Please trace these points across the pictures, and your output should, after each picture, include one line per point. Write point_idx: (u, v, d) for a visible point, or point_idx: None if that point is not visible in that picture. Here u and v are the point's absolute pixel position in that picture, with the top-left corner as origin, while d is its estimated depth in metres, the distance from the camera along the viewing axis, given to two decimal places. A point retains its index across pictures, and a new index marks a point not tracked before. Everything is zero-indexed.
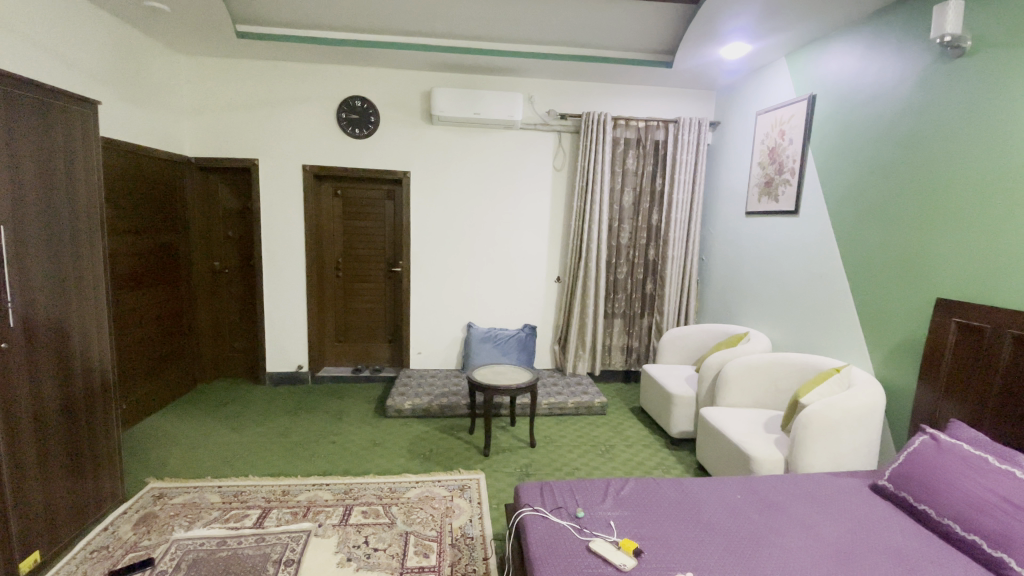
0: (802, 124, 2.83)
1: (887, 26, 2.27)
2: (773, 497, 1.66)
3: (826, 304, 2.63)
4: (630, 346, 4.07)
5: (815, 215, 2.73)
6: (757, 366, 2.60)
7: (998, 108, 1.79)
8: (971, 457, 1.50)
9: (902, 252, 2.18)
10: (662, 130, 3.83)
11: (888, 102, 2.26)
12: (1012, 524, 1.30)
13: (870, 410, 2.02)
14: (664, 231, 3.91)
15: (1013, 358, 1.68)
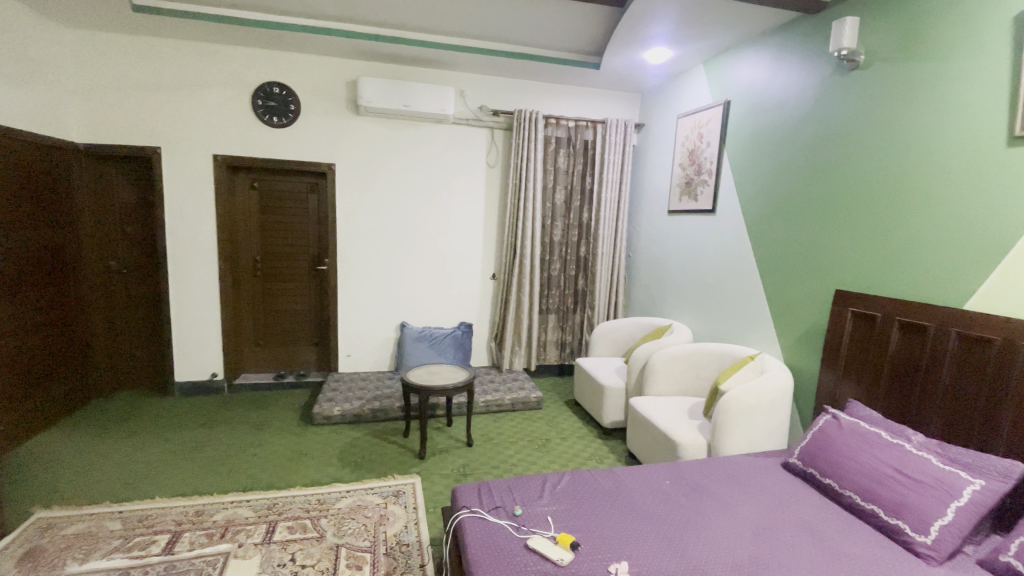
0: (718, 128, 3.00)
1: (792, 38, 2.46)
2: (698, 481, 1.74)
3: (742, 297, 2.81)
4: (564, 340, 4.14)
5: (730, 213, 2.90)
6: (681, 356, 2.73)
7: (885, 118, 1.98)
8: (869, 434, 1.66)
9: (806, 247, 2.38)
10: (591, 130, 3.92)
11: (793, 110, 2.45)
12: (904, 493, 1.45)
13: (780, 393, 2.17)
14: (595, 228, 4.00)
15: (898, 342, 1.87)
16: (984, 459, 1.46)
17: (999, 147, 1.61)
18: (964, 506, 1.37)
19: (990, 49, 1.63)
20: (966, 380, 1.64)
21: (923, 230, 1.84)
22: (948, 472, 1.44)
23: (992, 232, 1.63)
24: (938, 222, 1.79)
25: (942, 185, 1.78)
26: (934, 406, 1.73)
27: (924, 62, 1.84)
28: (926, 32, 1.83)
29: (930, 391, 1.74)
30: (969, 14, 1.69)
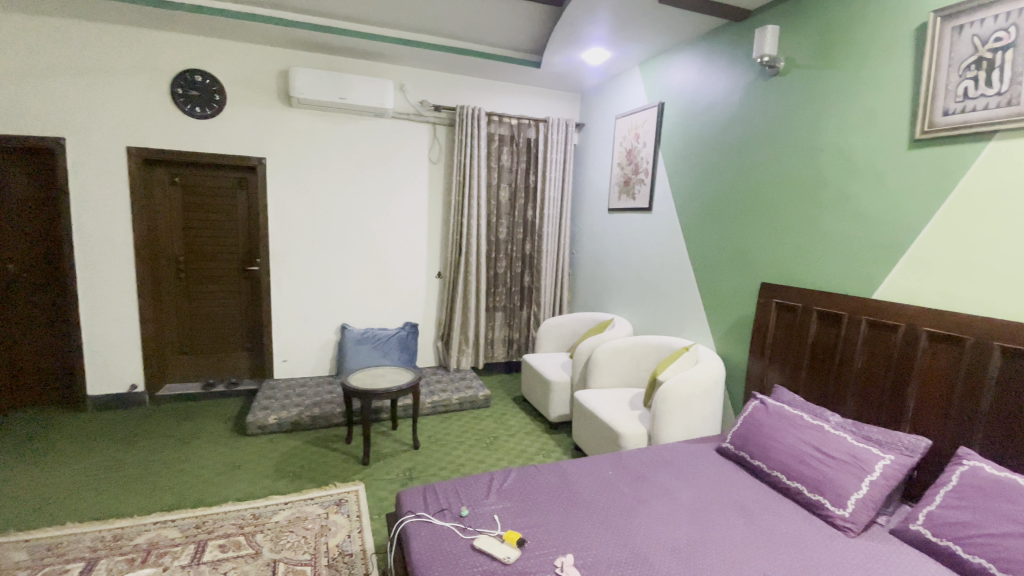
0: (654, 128, 3.10)
1: (719, 44, 2.58)
2: (640, 469, 1.79)
3: (678, 291, 2.93)
4: (511, 338, 4.15)
5: (666, 211, 3.02)
6: (623, 349, 2.81)
7: (802, 122, 2.13)
8: (793, 416, 1.77)
9: (734, 243, 2.51)
10: (533, 128, 3.94)
11: (721, 112, 2.57)
12: (824, 470, 1.56)
13: (713, 380, 2.28)
14: (539, 226, 4.03)
15: (817, 330, 2.02)
16: (891, 435, 1.60)
17: (899, 149, 1.77)
18: (875, 478, 1.49)
19: (891, 59, 1.79)
20: (875, 363, 1.79)
21: (836, 226, 1.99)
22: (861, 449, 1.57)
23: (895, 226, 1.78)
24: (849, 218, 1.95)
25: (852, 184, 1.93)
26: (847, 388, 1.88)
27: (835, 70, 1.99)
28: (836, 42, 1.98)
29: (844, 375, 1.89)
30: (872, 27, 1.85)
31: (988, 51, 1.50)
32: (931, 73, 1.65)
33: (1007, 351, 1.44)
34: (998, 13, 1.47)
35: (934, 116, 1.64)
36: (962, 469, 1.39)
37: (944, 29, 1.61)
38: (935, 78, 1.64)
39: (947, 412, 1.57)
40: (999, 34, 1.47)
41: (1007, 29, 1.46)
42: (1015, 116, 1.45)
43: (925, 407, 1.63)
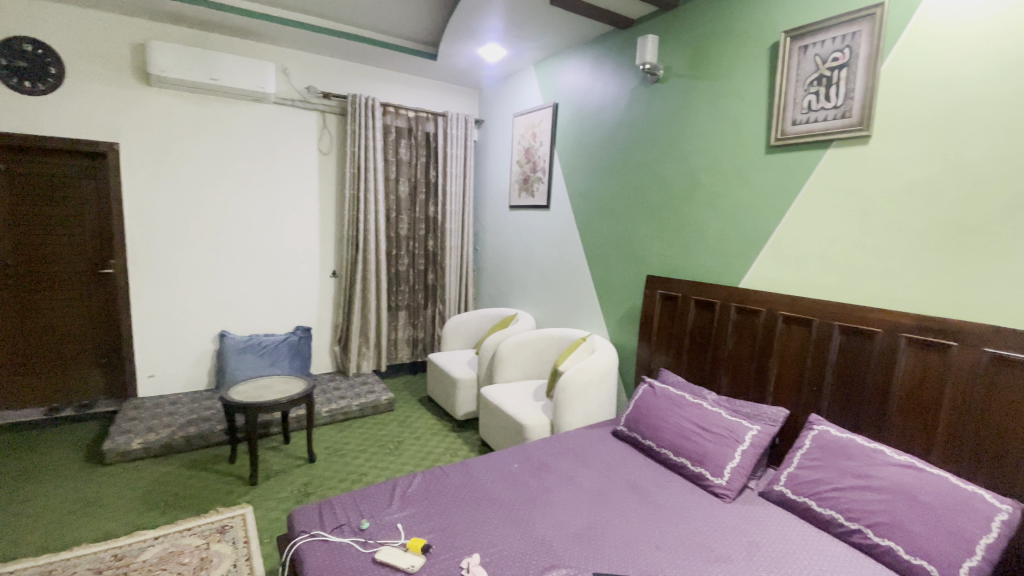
0: (550, 127, 3.18)
1: (607, 50, 2.71)
2: (543, 460, 1.82)
3: (575, 284, 3.04)
4: (415, 337, 4.04)
5: (563, 207, 3.12)
6: (526, 343, 2.85)
7: (680, 126, 2.31)
8: (677, 396, 1.93)
9: (624, 238, 2.66)
10: (432, 122, 3.85)
11: (610, 115, 2.71)
12: (705, 444, 1.71)
13: (608, 368, 2.40)
14: (441, 222, 3.96)
15: (695, 317, 2.21)
16: (757, 408, 1.81)
17: (760, 153, 1.98)
18: (746, 447, 1.67)
19: (752, 73, 2.00)
20: (743, 344, 2.00)
21: (710, 222, 2.19)
22: (734, 422, 1.75)
23: (758, 222, 2.00)
24: (721, 214, 2.15)
25: (723, 184, 2.13)
26: (721, 368, 2.08)
27: (708, 79, 2.18)
28: (707, 54, 2.17)
29: (718, 356, 2.09)
30: (736, 43, 2.05)
31: (827, 69, 1.73)
32: (785, 86, 1.86)
33: (844, 329, 1.69)
34: (835, 36, 1.70)
35: (788, 124, 1.86)
36: (814, 433, 1.61)
37: (794, 47, 1.82)
38: (788, 91, 1.86)
39: (800, 384, 1.81)
40: (836, 54, 1.70)
41: (842, 50, 1.69)
42: (848, 127, 1.69)
43: (783, 380, 1.86)
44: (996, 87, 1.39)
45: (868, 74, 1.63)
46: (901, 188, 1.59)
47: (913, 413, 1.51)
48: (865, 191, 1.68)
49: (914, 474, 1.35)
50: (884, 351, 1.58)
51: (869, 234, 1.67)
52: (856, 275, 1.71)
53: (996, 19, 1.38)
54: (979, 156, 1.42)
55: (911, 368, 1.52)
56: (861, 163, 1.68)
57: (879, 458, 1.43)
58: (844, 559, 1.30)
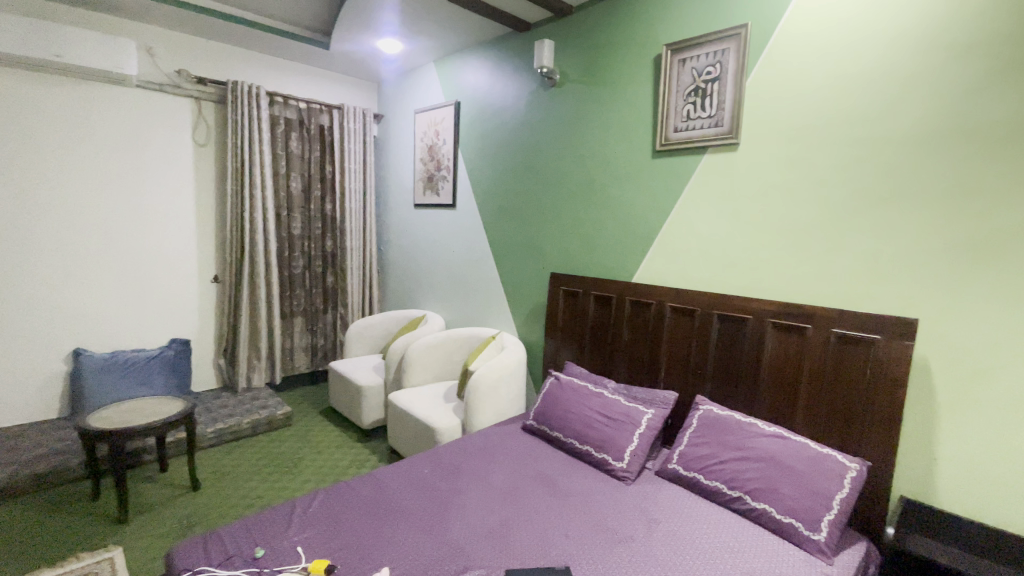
0: (452, 126, 3.15)
1: (506, 51, 2.75)
2: (454, 461, 1.80)
3: (483, 283, 3.04)
4: (314, 345, 3.78)
5: (468, 206, 3.10)
6: (435, 344, 2.80)
7: (578, 129, 2.40)
8: (580, 388, 2.01)
9: (529, 236, 2.71)
10: (326, 115, 3.63)
11: (512, 115, 2.75)
12: (607, 431, 1.80)
13: (517, 365, 2.44)
14: (340, 222, 3.75)
15: (595, 311, 2.32)
16: (652, 393, 1.94)
17: (647, 157, 2.13)
18: (643, 430, 1.78)
19: (639, 81, 2.13)
20: (638, 335, 2.13)
21: (607, 220, 2.31)
22: (632, 407, 1.86)
23: (648, 221, 2.15)
24: (615, 214, 2.28)
25: (617, 185, 2.26)
26: (620, 359, 2.20)
27: (600, 86, 2.29)
28: (599, 61, 2.28)
29: (617, 347, 2.22)
30: (624, 53, 2.18)
31: (702, 81, 1.90)
32: (667, 95, 2.02)
33: (722, 317, 1.87)
34: (708, 52, 1.88)
35: (670, 130, 2.02)
36: (700, 413, 1.76)
37: (674, 60, 1.98)
38: (670, 100, 2.02)
39: (687, 369, 1.97)
40: (709, 68, 1.88)
41: (714, 65, 1.86)
42: (720, 135, 1.87)
43: (674, 366, 2.01)
44: (836, 104, 1.62)
45: (736, 88, 1.82)
46: (772, 187, 1.78)
47: (779, 388, 1.72)
48: (737, 193, 1.87)
49: (782, 442, 1.53)
50: (755, 335, 1.78)
51: (741, 232, 1.87)
52: (743, 268, 1.87)
53: (833, 46, 1.61)
54: (825, 163, 1.65)
55: (776, 349, 1.73)
56: (733, 168, 1.87)
57: (753, 430, 1.60)
58: (730, 525, 1.44)
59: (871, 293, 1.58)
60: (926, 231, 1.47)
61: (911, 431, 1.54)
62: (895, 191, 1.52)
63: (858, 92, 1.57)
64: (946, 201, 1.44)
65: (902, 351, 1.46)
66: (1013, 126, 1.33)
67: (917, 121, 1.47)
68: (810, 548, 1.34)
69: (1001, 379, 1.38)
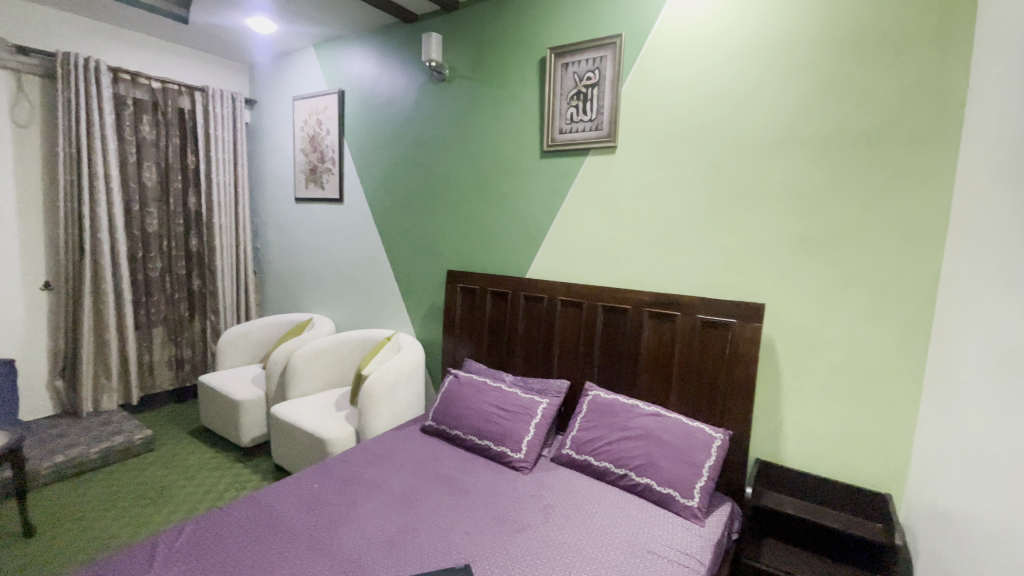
0: (336, 116, 2.97)
1: (392, 41, 2.65)
2: (347, 472, 1.71)
3: (375, 283, 2.93)
4: (179, 357, 3.35)
5: (357, 202, 2.96)
6: (324, 350, 2.63)
7: (468, 126, 2.40)
8: (478, 384, 2.02)
9: (423, 233, 2.66)
10: (187, 97, 3.22)
11: (400, 108, 2.66)
12: (504, 424, 1.83)
13: (414, 366, 2.38)
14: (208, 218, 3.35)
15: (491, 307, 2.35)
16: (546, 383, 2.02)
17: (536, 156, 2.20)
18: (538, 421, 1.85)
19: (525, 82, 2.19)
20: (532, 328, 2.20)
21: (500, 218, 2.35)
22: (527, 399, 1.92)
23: (538, 218, 2.23)
24: (507, 211, 2.32)
25: (508, 183, 2.30)
26: (516, 353, 2.25)
27: (489, 84, 2.31)
28: (487, 59, 2.30)
29: (512, 342, 2.26)
30: (511, 53, 2.22)
31: (583, 86, 2.01)
32: (551, 97, 2.09)
33: (606, 307, 2.00)
34: (587, 58, 1.98)
35: (556, 132, 2.10)
36: (590, 398, 1.87)
37: (557, 63, 2.06)
38: (554, 102, 2.09)
39: (577, 359, 2.07)
40: (589, 74, 1.98)
41: (593, 71, 1.98)
42: (601, 138, 1.99)
43: (565, 356, 2.10)
44: (698, 114, 1.80)
45: (613, 94, 1.94)
46: (647, 187, 1.93)
47: (657, 372, 1.88)
48: (618, 192, 2.00)
49: (660, 420, 1.68)
50: (635, 324, 1.93)
51: (622, 228, 2.01)
52: (625, 263, 2.02)
53: (693, 61, 1.79)
54: (691, 166, 1.83)
55: (653, 336, 1.89)
56: (613, 169, 2.00)
57: (636, 411, 1.74)
58: (618, 501, 1.55)
59: (730, 283, 1.80)
60: (770, 228, 1.71)
61: (762, 401, 1.78)
62: (746, 192, 1.74)
63: (714, 104, 1.76)
64: (784, 202, 1.68)
65: (753, 332, 1.68)
66: (831, 140, 1.59)
67: (762, 132, 1.69)
68: (686, 513, 1.49)
69: (826, 352, 1.65)
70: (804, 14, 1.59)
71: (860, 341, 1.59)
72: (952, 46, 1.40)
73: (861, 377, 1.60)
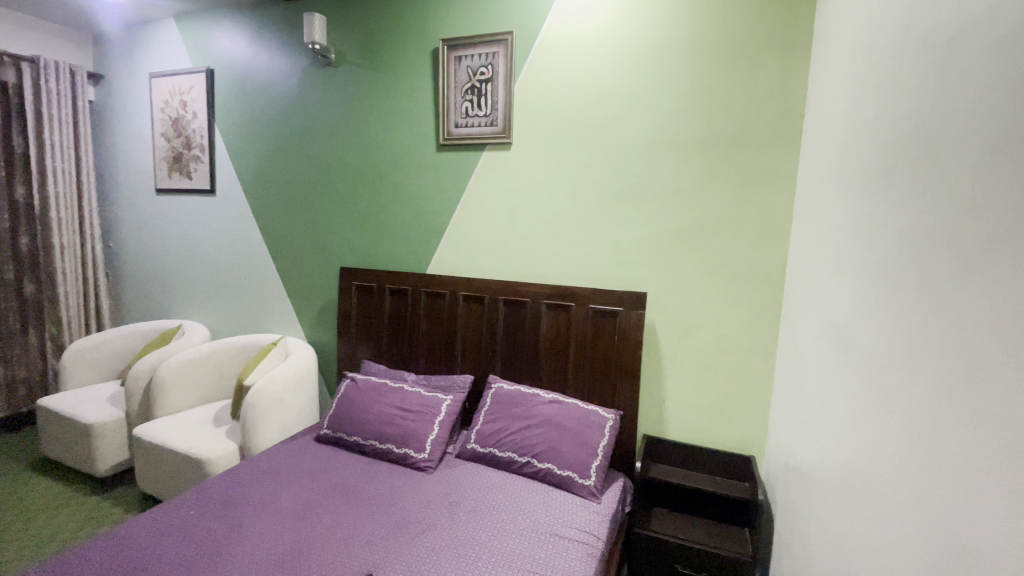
0: (204, 98, 2.65)
1: (269, 19, 2.43)
2: (231, 492, 1.55)
3: (258, 283, 2.69)
4: (8, 378, 2.80)
5: (233, 195, 2.68)
6: (196, 360, 2.36)
7: (358, 116, 2.29)
8: (377, 385, 1.95)
9: (312, 229, 2.50)
10: (12, 69, 2.67)
11: (281, 93, 2.46)
12: (406, 425, 1.79)
13: (306, 371, 2.23)
14: (41, 212, 2.82)
15: (389, 305, 2.27)
16: (449, 379, 2.01)
17: (432, 150, 2.16)
18: (441, 418, 1.83)
19: (418, 73, 2.13)
20: (433, 325, 2.17)
21: (396, 213, 2.28)
22: (430, 397, 1.89)
23: (436, 213, 2.19)
24: (404, 206, 2.26)
25: (403, 177, 2.24)
26: (417, 351, 2.21)
27: (380, 72, 2.21)
28: (376, 46, 2.20)
29: (413, 340, 2.22)
30: (402, 41, 2.14)
31: (477, 81, 2.01)
32: (445, 90, 2.06)
33: (506, 301, 2.03)
34: (480, 53, 1.98)
35: (451, 125, 2.08)
36: (492, 391, 1.90)
37: (450, 56, 2.03)
38: (448, 95, 2.07)
39: (479, 353, 2.09)
40: (482, 69, 1.99)
41: (486, 66, 1.98)
42: (495, 134, 2.01)
43: (467, 351, 2.11)
44: (585, 114, 1.89)
45: (506, 90, 1.96)
46: (541, 184, 1.99)
47: (555, 362, 1.96)
48: (513, 188, 2.04)
49: (559, 407, 1.76)
50: (533, 316, 1.99)
51: (519, 223, 2.05)
52: (523, 257, 2.06)
53: (580, 63, 1.87)
54: (581, 164, 1.92)
55: (550, 327, 1.96)
56: (508, 165, 2.03)
57: (536, 401, 1.80)
58: (522, 489, 1.59)
59: (618, 274, 1.92)
60: (651, 222, 1.85)
61: (648, 382, 1.93)
62: (630, 190, 1.86)
63: (600, 105, 1.86)
64: (663, 198, 1.82)
65: (639, 319, 1.82)
66: (700, 143, 1.75)
67: (642, 133, 1.82)
68: (584, 492, 1.58)
69: (700, 334, 1.83)
70: (675, 26, 1.73)
71: (726, 323, 1.79)
72: (792, 64, 1.62)
73: (728, 355, 1.80)
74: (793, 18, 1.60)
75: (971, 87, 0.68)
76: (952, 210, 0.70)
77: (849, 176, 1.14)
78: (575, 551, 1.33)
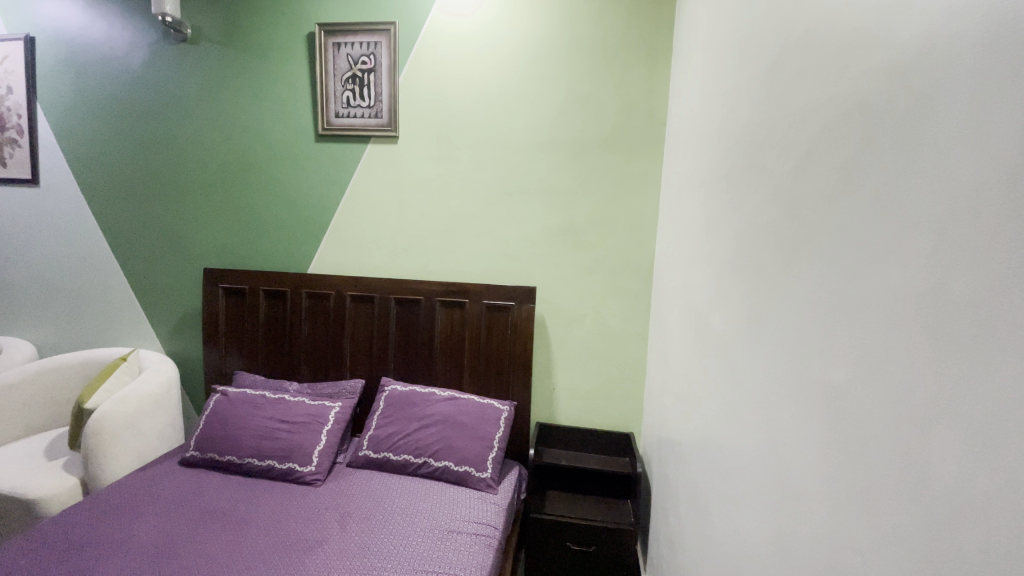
0: (21, 70, 2.21)
1: None
2: (74, 534, 1.33)
3: (103, 289, 2.33)
4: None
5: (64, 187, 2.28)
6: (13, 386, 2.01)
7: (223, 102, 2.07)
8: (254, 398, 1.79)
9: (170, 227, 2.22)
10: None
11: (125, 71, 2.13)
12: (290, 437, 1.67)
13: (166, 388, 1.99)
14: None
15: (266, 309, 2.09)
16: (337, 385, 1.92)
17: (311, 141, 2.02)
18: (330, 426, 1.74)
19: (292, 58, 1.98)
20: (318, 328, 2.05)
21: (271, 208, 2.10)
22: (316, 406, 1.79)
23: (318, 209, 2.07)
24: (281, 201, 2.09)
25: (279, 169, 2.07)
26: (301, 356, 2.07)
27: (247, 54, 2.01)
28: (242, 25, 1.99)
29: (296, 345, 2.07)
30: (272, 22, 1.97)
31: (358, 70, 1.91)
32: (324, 78, 1.94)
33: (397, 300, 1.98)
34: (360, 41, 1.89)
35: (331, 115, 1.96)
36: (386, 394, 1.84)
37: (328, 42, 1.91)
38: (328, 84, 1.95)
39: (370, 355, 2.01)
40: (363, 58, 1.89)
41: (368, 56, 1.89)
42: (380, 126, 1.94)
43: (356, 354, 2.02)
44: (472, 111, 1.89)
45: (390, 82, 1.90)
46: (430, 179, 1.96)
47: (449, 359, 1.95)
48: (401, 183, 1.99)
49: (454, 404, 1.76)
50: (426, 314, 1.96)
51: (408, 219, 2.01)
52: (412, 255, 2.03)
53: (467, 60, 1.86)
54: (469, 161, 1.92)
55: (444, 324, 1.95)
56: (395, 160, 1.97)
57: (430, 400, 1.78)
58: (417, 490, 1.57)
59: (508, 270, 1.96)
60: (537, 218, 1.91)
61: (539, 373, 2.01)
62: (518, 187, 1.91)
63: (486, 103, 1.88)
64: (548, 196, 1.89)
65: (529, 313, 1.88)
66: (580, 144, 1.84)
67: (528, 133, 1.87)
68: (481, 486, 1.60)
69: (585, 324, 1.94)
70: (556, 30, 1.80)
71: (607, 313, 1.92)
72: (657, 74, 1.77)
73: (609, 342, 1.94)
74: (656, 32, 1.74)
75: (789, 105, 0.78)
76: (777, 212, 0.81)
77: (701, 179, 1.27)
78: (473, 544, 1.35)
